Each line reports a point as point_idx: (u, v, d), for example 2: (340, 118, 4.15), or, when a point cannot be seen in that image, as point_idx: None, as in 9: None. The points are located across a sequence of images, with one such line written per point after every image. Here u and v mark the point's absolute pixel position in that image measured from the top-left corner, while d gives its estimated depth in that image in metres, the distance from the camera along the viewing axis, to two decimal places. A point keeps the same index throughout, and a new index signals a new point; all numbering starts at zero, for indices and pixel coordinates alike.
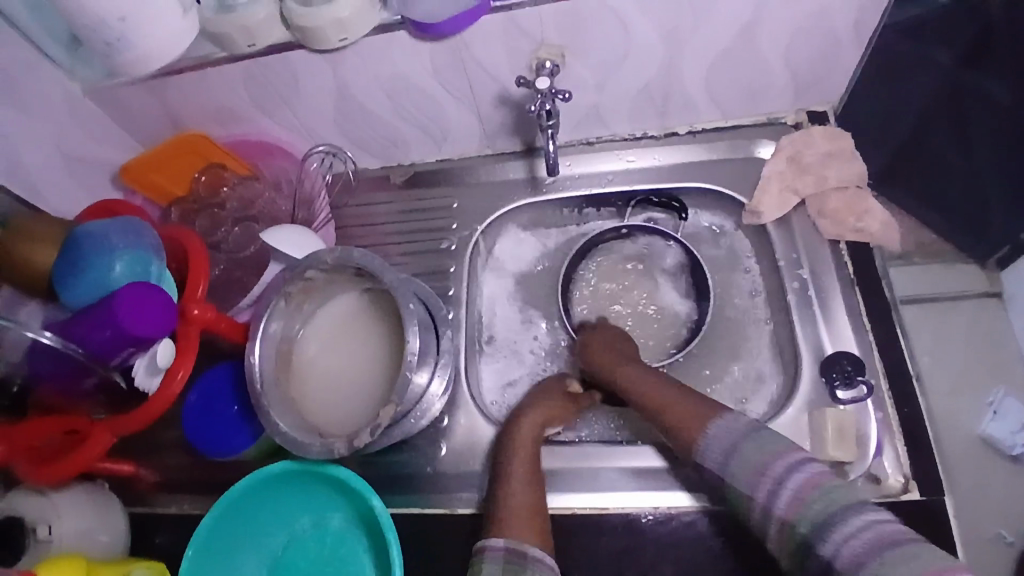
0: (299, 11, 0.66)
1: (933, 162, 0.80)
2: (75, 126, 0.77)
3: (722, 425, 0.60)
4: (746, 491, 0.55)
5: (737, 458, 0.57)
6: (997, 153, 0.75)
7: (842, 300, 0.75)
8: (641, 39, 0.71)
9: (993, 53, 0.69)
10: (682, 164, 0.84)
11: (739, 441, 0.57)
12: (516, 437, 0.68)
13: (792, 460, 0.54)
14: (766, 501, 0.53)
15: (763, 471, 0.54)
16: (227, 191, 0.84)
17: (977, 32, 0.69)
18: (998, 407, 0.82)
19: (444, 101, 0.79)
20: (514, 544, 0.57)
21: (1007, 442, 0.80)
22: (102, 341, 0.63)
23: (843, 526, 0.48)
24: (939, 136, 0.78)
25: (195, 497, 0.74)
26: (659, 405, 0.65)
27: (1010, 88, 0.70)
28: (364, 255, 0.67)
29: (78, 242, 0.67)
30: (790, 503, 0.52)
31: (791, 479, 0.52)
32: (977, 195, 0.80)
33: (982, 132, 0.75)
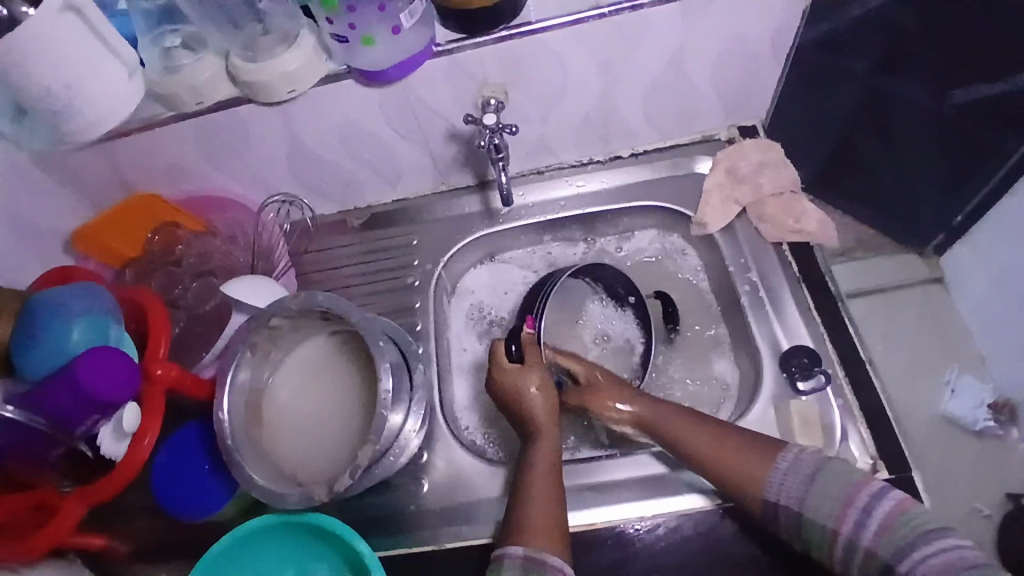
0: (244, 68, 0.69)
1: (860, 165, 0.86)
2: (23, 198, 0.76)
3: (785, 463, 0.63)
4: (823, 525, 0.59)
5: (811, 498, 0.60)
6: (921, 144, 0.81)
7: (793, 298, 0.79)
8: (578, 71, 0.75)
9: (908, 59, 0.74)
10: (630, 185, 0.88)
11: (818, 474, 0.61)
12: (534, 460, 0.68)
13: (865, 499, 0.58)
14: (853, 532, 0.58)
15: (845, 504, 0.59)
16: (182, 249, 0.82)
17: (892, 43, 0.73)
18: (955, 387, 0.88)
19: (395, 142, 0.81)
20: (533, 553, 0.60)
21: (971, 418, 0.85)
22: (66, 407, 0.61)
23: (921, 549, 0.54)
24: (866, 139, 0.84)
25: (174, 563, 0.74)
26: (724, 453, 0.65)
27: (929, 90, 0.75)
28: (329, 297, 0.68)
29: (33, 312, 0.66)
30: (876, 535, 0.56)
31: (876, 510, 0.57)
32: (910, 187, 0.86)
33: (905, 127, 0.80)
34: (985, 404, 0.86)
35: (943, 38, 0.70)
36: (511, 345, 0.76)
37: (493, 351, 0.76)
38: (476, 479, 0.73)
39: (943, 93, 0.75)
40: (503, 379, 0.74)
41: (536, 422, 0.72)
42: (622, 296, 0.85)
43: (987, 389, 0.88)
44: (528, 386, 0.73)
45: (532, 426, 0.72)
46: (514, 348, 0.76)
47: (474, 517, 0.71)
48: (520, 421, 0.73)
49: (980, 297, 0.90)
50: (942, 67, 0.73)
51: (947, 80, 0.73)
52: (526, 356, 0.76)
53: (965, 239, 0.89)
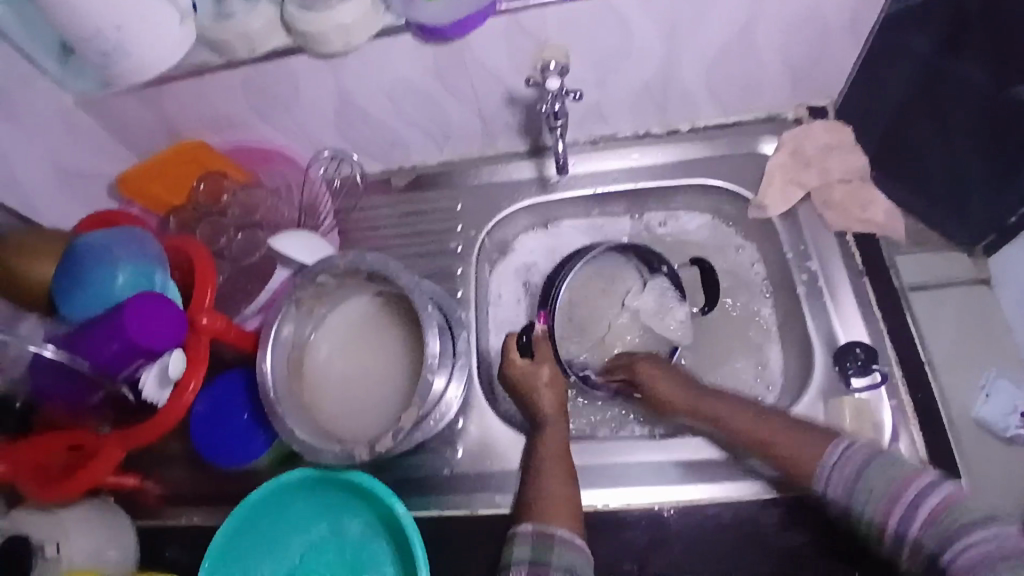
0: (300, 17, 0.66)
1: (912, 150, 0.78)
2: (64, 136, 0.75)
3: (834, 462, 0.57)
4: (870, 516, 0.53)
5: (862, 487, 0.54)
6: (968, 130, 0.72)
7: (851, 289, 0.76)
8: (643, 36, 0.71)
9: (971, 36, 0.66)
10: (686, 161, 0.85)
11: (863, 467, 0.55)
12: (543, 446, 0.68)
13: (912, 484, 0.52)
14: (898, 526, 0.51)
15: (893, 493, 0.52)
16: (227, 200, 0.81)
17: (953, 18, 0.66)
18: (990, 390, 0.78)
19: (448, 102, 0.79)
20: (543, 527, 0.59)
21: (1001, 424, 0.76)
22: (108, 354, 0.61)
23: (967, 536, 0.47)
24: (920, 121, 0.75)
25: (204, 510, 0.73)
26: (763, 446, 0.63)
27: (989, 71, 0.66)
28: (378, 258, 0.67)
29: (78, 254, 0.65)
30: (923, 525, 0.50)
31: (925, 500, 0.51)
32: (960, 175, 0.76)
33: (963, 118, 0.71)
34: (1020, 411, 0.76)
35: (1011, 19, 0.61)
36: (523, 338, 0.77)
37: (506, 344, 0.77)
38: (510, 449, 0.72)
39: (1005, 77, 0.65)
40: (515, 373, 0.74)
41: (543, 411, 0.71)
42: (654, 263, 0.79)
43: (1023, 395, 0.77)
44: (539, 379, 0.73)
45: (538, 414, 0.71)
46: (523, 338, 0.77)
47: (506, 486, 0.70)
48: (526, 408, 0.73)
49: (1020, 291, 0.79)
50: (1001, 44, 0.64)
51: (1009, 67, 0.64)
52: (536, 351, 0.75)
53: (1014, 241, 0.78)
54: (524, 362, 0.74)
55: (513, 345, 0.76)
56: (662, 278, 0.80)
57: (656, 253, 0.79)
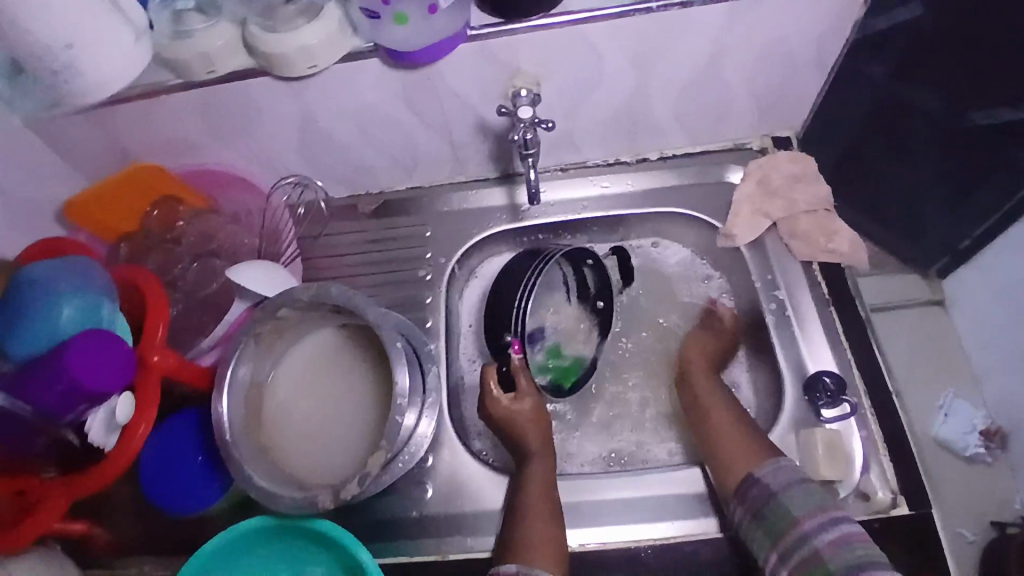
0: (264, 38, 0.63)
1: (872, 171, 0.80)
2: (14, 162, 0.70)
3: (776, 464, 0.64)
4: (785, 520, 0.59)
5: (781, 497, 0.60)
6: (928, 153, 0.73)
7: (819, 319, 0.78)
8: (614, 65, 0.71)
9: (928, 64, 0.67)
10: (655, 190, 0.85)
11: (787, 488, 0.61)
12: (524, 482, 0.67)
13: (836, 514, 0.57)
14: (812, 530, 0.57)
15: (822, 508, 0.58)
16: (182, 226, 0.79)
17: (911, 46, 0.67)
18: (948, 409, 0.80)
19: (416, 128, 0.77)
20: (526, 569, 0.58)
21: (961, 443, 0.78)
22: (49, 397, 0.57)
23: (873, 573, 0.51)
24: (878, 144, 0.77)
25: (159, 559, 0.68)
26: (715, 421, 0.70)
27: (944, 98, 0.68)
28: (343, 290, 0.64)
29: (21, 288, 0.61)
30: (831, 543, 0.55)
31: (845, 525, 0.56)
32: (920, 201, 0.78)
33: (921, 143, 0.73)
34: (978, 429, 0.78)
35: (965, 45, 0.63)
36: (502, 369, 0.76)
37: (484, 375, 0.75)
38: (482, 487, 0.70)
39: (958, 103, 0.67)
40: (497, 411, 0.72)
41: (527, 447, 0.70)
42: (579, 258, 0.79)
43: (979, 414, 0.79)
44: (522, 414, 0.71)
45: (523, 450, 0.70)
46: (503, 368, 0.75)
47: (479, 528, 0.68)
48: (509, 441, 0.71)
49: (975, 312, 0.81)
50: (960, 74, 0.65)
51: (968, 91, 0.66)
52: (518, 385, 0.74)
53: (968, 262, 0.79)
54: (508, 399, 0.73)
55: (492, 375, 0.75)
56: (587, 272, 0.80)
57: (581, 248, 0.79)
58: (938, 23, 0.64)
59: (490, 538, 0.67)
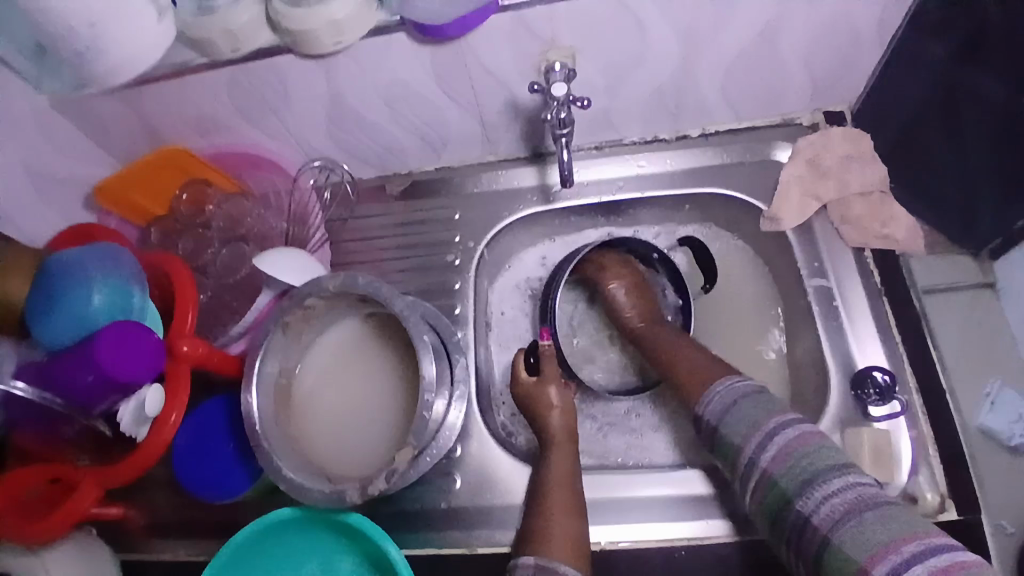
0: (289, 13, 0.60)
1: (924, 158, 0.73)
2: (44, 144, 0.70)
3: (725, 384, 0.60)
4: (737, 442, 0.56)
5: (732, 417, 0.57)
6: (986, 143, 0.67)
7: (870, 310, 0.73)
8: (657, 38, 0.66)
9: (991, 49, 0.61)
10: (695, 169, 0.81)
11: (737, 402, 0.58)
12: (547, 475, 0.65)
13: (776, 421, 0.54)
14: (755, 453, 0.53)
15: (756, 424, 0.55)
16: (212, 209, 0.78)
17: (973, 30, 0.62)
18: (995, 398, 0.75)
19: (445, 106, 0.74)
20: (544, 562, 0.56)
21: (1006, 433, 0.73)
22: (82, 386, 0.57)
23: (826, 485, 0.48)
24: (932, 131, 0.71)
25: (192, 544, 0.69)
26: (660, 352, 0.70)
27: (1007, 83, 0.62)
28: (369, 281, 0.62)
29: (53, 276, 0.61)
30: (778, 460, 0.52)
31: (781, 435, 0.53)
32: (972, 191, 0.72)
33: (979, 130, 0.67)
34: None
35: None
36: (530, 359, 0.74)
37: (513, 367, 0.74)
38: (508, 480, 0.69)
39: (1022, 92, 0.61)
40: (520, 391, 0.72)
41: (550, 436, 0.68)
42: (644, 253, 0.78)
43: None
44: (548, 401, 0.69)
45: (546, 439, 0.68)
46: (530, 359, 0.74)
47: (506, 521, 0.67)
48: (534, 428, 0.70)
49: None
50: None
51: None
52: (544, 368, 0.72)
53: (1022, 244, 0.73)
54: (530, 381, 0.72)
55: (521, 366, 0.73)
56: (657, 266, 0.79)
57: (647, 243, 0.77)
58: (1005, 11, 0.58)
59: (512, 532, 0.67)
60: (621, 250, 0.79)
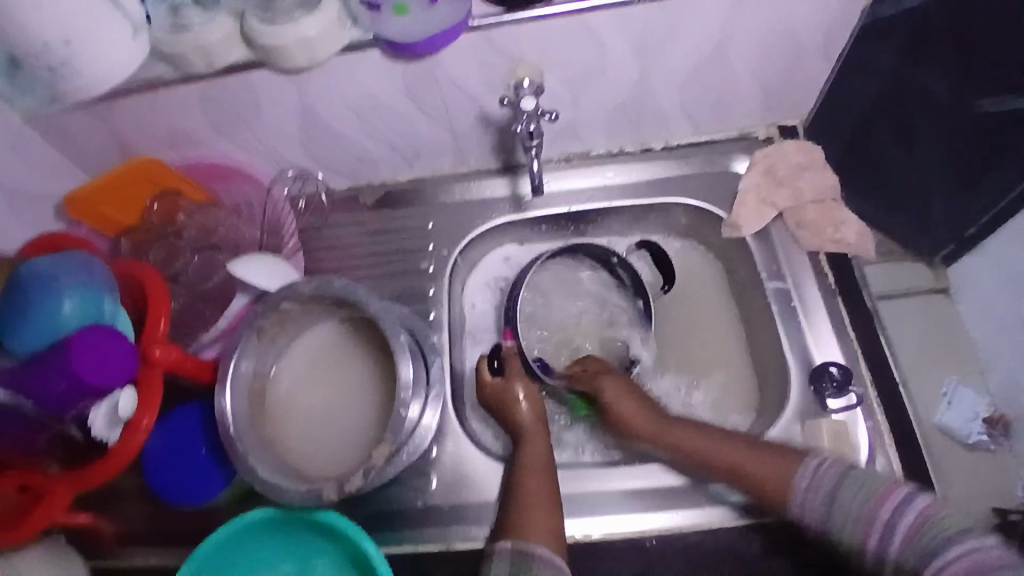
0: (263, 31, 0.62)
1: (879, 161, 0.78)
2: (15, 157, 0.70)
3: (808, 474, 0.59)
4: (852, 533, 0.54)
5: (839, 502, 0.56)
6: (941, 144, 0.71)
7: (825, 309, 0.77)
8: (618, 54, 0.70)
9: (932, 51, 0.66)
10: (659, 179, 0.84)
11: (838, 484, 0.56)
12: (522, 466, 0.66)
13: (889, 500, 0.53)
14: (879, 545, 0.53)
15: (873, 503, 0.54)
16: (184, 219, 0.79)
17: (914, 33, 0.66)
18: (952, 396, 0.78)
19: (418, 119, 0.76)
20: (520, 545, 0.58)
21: (964, 431, 0.76)
22: (55, 392, 0.58)
23: (950, 549, 0.48)
24: (883, 134, 0.75)
25: (164, 552, 0.68)
26: (721, 460, 0.64)
27: (952, 84, 0.66)
28: (344, 284, 0.64)
29: (23, 284, 0.61)
30: (903, 541, 0.51)
31: (902, 515, 0.52)
32: (926, 191, 0.76)
33: (929, 131, 0.71)
34: (981, 417, 0.76)
35: (974, 37, 0.62)
36: (494, 362, 0.76)
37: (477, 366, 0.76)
38: (484, 480, 0.70)
39: (968, 90, 0.65)
40: (487, 395, 0.73)
41: (522, 428, 0.70)
42: (606, 258, 0.80)
43: (983, 402, 0.77)
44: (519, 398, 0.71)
45: (517, 432, 0.70)
46: (495, 363, 0.76)
47: (483, 519, 0.68)
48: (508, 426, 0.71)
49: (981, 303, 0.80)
50: (969, 59, 0.63)
51: (976, 79, 0.64)
52: (507, 367, 0.74)
53: (977, 250, 0.76)
54: (497, 380, 0.73)
55: (485, 368, 0.75)
56: (618, 270, 0.81)
57: (604, 247, 0.79)
58: (941, 12, 0.62)
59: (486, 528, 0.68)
60: (584, 255, 0.81)
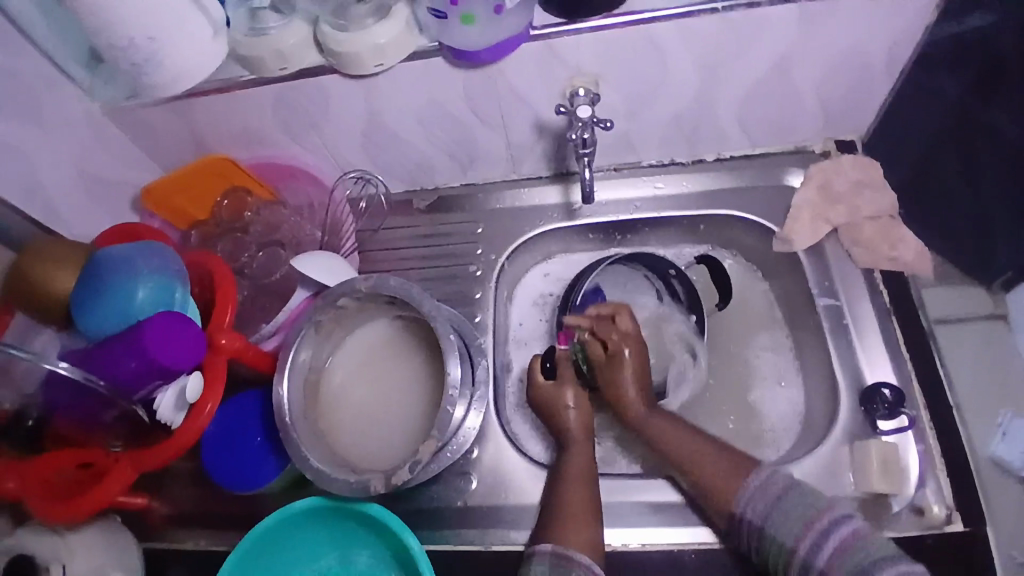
0: (335, 36, 0.66)
1: (939, 192, 0.74)
2: (95, 149, 0.75)
3: (755, 484, 0.61)
4: (782, 541, 0.57)
5: (776, 515, 0.58)
6: (1001, 182, 0.68)
7: (878, 329, 0.75)
8: (677, 67, 0.71)
9: (1004, 86, 0.62)
10: (710, 193, 0.84)
11: (777, 504, 0.59)
12: (564, 471, 0.67)
13: (828, 518, 0.56)
14: (809, 551, 0.55)
15: (811, 520, 0.57)
16: (251, 216, 0.82)
17: (986, 62, 0.63)
18: (1007, 429, 0.70)
19: (475, 128, 0.78)
20: (561, 549, 0.59)
21: (1021, 467, 0.67)
22: (126, 372, 0.61)
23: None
24: (943, 164, 0.72)
25: (213, 533, 0.71)
26: (690, 449, 0.66)
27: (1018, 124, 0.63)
28: (400, 283, 0.66)
29: (99, 269, 0.65)
30: (835, 556, 0.54)
31: (837, 530, 0.56)
32: (984, 227, 0.72)
33: (994, 169, 0.68)
34: None
35: None
36: (546, 363, 0.76)
37: (531, 367, 0.76)
38: (523, 482, 0.71)
39: None
40: (538, 395, 0.74)
41: (569, 433, 0.70)
42: (664, 270, 0.80)
43: None
44: (564, 402, 0.72)
45: (564, 435, 0.71)
46: (548, 364, 0.76)
47: (521, 521, 0.69)
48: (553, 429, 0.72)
49: None
50: None
51: None
52: (560, 372, 0.74)
53: None
54: (548, 383, 0.74)
55: (538, 369, 0.75)
56: (675, 283, 0.80)
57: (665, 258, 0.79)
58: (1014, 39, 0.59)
59: (526, 532, 0.68)
60: (640, 264, 0.81)
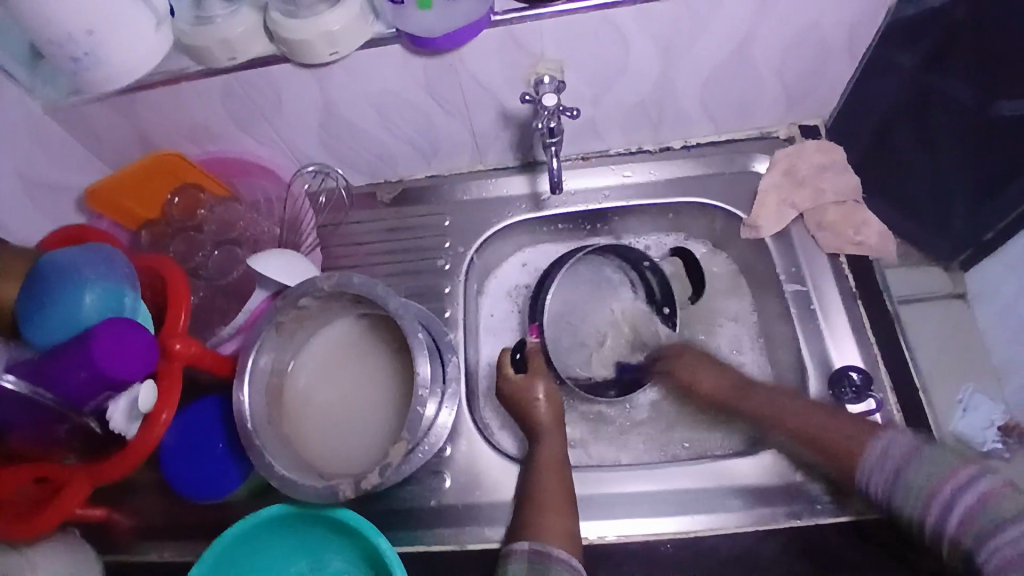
0: (284, 24, 0.62)
1: (898, 167, 0.78)
2: (36, 148, 0.70)
3: (879, 452, 0.57)
4: (915, 512, 0.52)
5: (905, 481, 0.53)
6: (955, 149, 0.73)
7: (845, 312, 0.76)
8: (641, 52, 0.69)
9: (959, 56, 0.66)
10: (677, 179, 0.84)
11: (909, 457, 0.54)
12: (538, 463, 0.67)
13: (960, 477, 0.50)
14: (937, 519, 0.51)
15: (931, 491, 0.51)
16: (204, 214, 0.79)
17: (943, 38, 0.66)
18: (967, 403, 0.79)
19: (436, 115, 0.76)
20: (539, 546, 0.57)
21: (979, 438, 0.76)
22: (75, 383, 0.57)
23: (1002, 534, 0.46)
24: (902, 135, 0.76)
25: (176, 545, 0.69)
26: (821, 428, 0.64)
27: (976, 91, 0.67)
28: (364, 280, 0.63)
29: (43, 275, 0.61)
30: (961, 522, 0.49)
31: (961, 497, 0.50)
32: (944, 192, 0.77)
33: (952, 138, 0.72)
34: (995, 424, 0.77)
35: (999, 43, 0.63)
36: (517, 355, 0.76)
37: (500, 363, 0.75)
38: (498, 478, 0.70)
39: (989, 98, 0.66)
40: (508, 387, 0.73)
41: (541, 426, 0.70)
42: (638, 261, 0.81)
43: (998, 410, 0.78)
44: (534, 394, 0.71)
45: (534, 429, 0.70)
46: (517, 355, 0.76)
47: (497, 518, 0.68)
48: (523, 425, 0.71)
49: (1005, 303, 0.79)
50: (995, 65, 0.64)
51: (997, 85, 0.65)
52: (530, 364, 0.74)
53: (994, 254, 0.78)
54: (519, 377, 0.73)
55: (508, 363, 0.75)
56: (650, 277, 0.81)
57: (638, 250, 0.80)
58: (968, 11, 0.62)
59: (500, 528, 0.67)
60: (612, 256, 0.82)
